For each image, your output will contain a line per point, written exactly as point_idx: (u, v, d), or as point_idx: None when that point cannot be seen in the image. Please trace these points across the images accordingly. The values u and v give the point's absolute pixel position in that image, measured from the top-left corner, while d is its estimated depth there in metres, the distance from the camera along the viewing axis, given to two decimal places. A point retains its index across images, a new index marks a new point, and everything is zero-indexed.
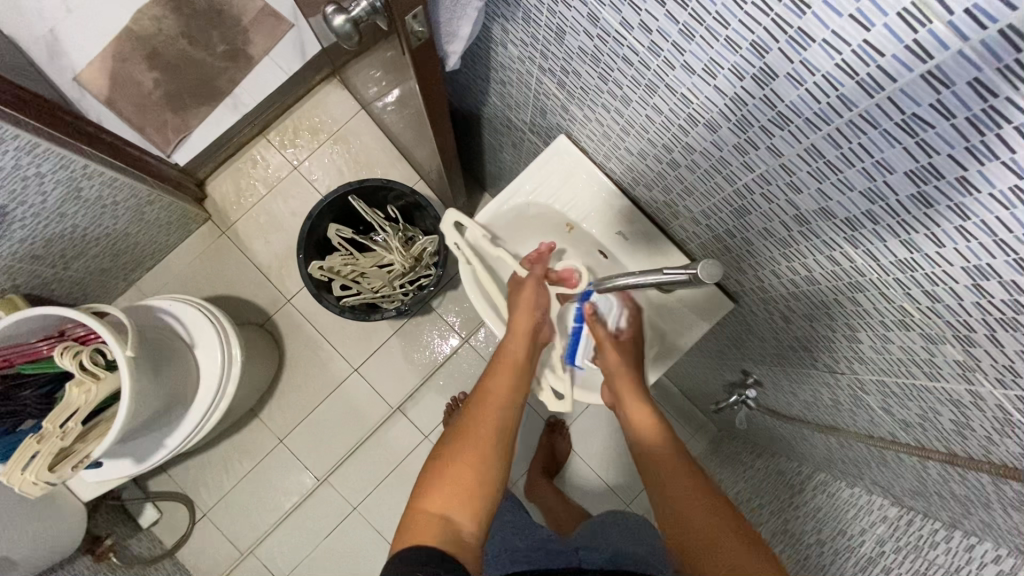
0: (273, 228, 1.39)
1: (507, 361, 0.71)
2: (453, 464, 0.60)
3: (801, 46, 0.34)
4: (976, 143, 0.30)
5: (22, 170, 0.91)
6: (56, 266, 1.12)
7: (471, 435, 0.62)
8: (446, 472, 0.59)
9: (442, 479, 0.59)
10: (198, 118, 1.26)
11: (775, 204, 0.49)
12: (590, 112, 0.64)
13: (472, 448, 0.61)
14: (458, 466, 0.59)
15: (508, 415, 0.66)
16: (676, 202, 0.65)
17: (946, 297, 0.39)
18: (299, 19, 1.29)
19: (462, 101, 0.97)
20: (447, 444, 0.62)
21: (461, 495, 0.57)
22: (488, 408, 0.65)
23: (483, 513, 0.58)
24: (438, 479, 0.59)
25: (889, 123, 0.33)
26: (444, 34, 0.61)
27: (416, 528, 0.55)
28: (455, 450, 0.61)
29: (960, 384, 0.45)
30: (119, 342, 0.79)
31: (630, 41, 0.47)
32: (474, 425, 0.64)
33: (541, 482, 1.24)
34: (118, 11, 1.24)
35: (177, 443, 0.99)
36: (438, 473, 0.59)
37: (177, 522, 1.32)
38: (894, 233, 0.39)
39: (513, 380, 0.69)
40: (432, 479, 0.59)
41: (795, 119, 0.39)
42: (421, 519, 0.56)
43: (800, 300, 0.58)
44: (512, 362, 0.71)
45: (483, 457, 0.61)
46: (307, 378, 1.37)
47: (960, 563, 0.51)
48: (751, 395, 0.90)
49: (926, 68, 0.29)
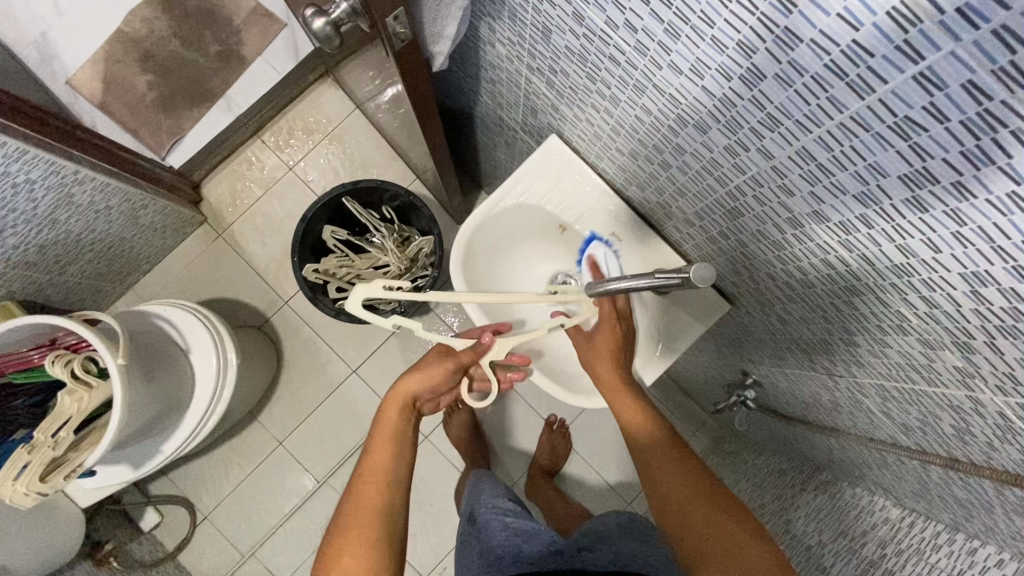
0: (269, 230, 1.38)
1: (383, 433, 0.70)
2: (341, 554, 0.58)
3: (788, 46, 0.33)
4: (971, 148, 0.28)
5: (11, 176, 0.90)
6: (51, 273, 1.12)
7: (355, 521, 0.61)
8: (336, 564, 0.57)
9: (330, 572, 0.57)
10: (192, 121, 1.25)
11: (768, 206, 0.48)
12: (579, 112, 0.63)
13: (355, 536, 0.59)
14: (344, 555, 0.58)
15: (393, 494, 0.65)
16: (669, 203, 0.64)
17: (944, 303, 0.38)
18: (291, 18, 1.27)
19: (455, 101, 0.96)
20: (332, 539, 0.61)
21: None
22: (370, 483, 0.65)
23: None
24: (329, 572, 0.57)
25: (881, 126, 0.32)
26: (429, 34, 0.60)
27: None
28: (340, 540, 0.59)
29: (960, 390, 0.44)
30: (110, 350, 0.78)
31: (616, 41, 0.46)
32: (357, 506, 0.62)
33: (541, 481, 1.24)
34: (108, 13, 1.22)
35: (173, 448, 0.98)
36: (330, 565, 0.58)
37: (177, 526, 1.32)
38: (889, 238, 0.38)
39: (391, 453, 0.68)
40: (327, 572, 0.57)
41: (785, 120, 0.38)
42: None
43: (797, 302, 0.57)
44: (387, 439, 0.69)
45: (369, 541, 0.59)
46: (306, 380, 1.36)
47: (963, 567, 0.50)
48: (750, 396, 0.88)
49: (917, 70, 0.28)
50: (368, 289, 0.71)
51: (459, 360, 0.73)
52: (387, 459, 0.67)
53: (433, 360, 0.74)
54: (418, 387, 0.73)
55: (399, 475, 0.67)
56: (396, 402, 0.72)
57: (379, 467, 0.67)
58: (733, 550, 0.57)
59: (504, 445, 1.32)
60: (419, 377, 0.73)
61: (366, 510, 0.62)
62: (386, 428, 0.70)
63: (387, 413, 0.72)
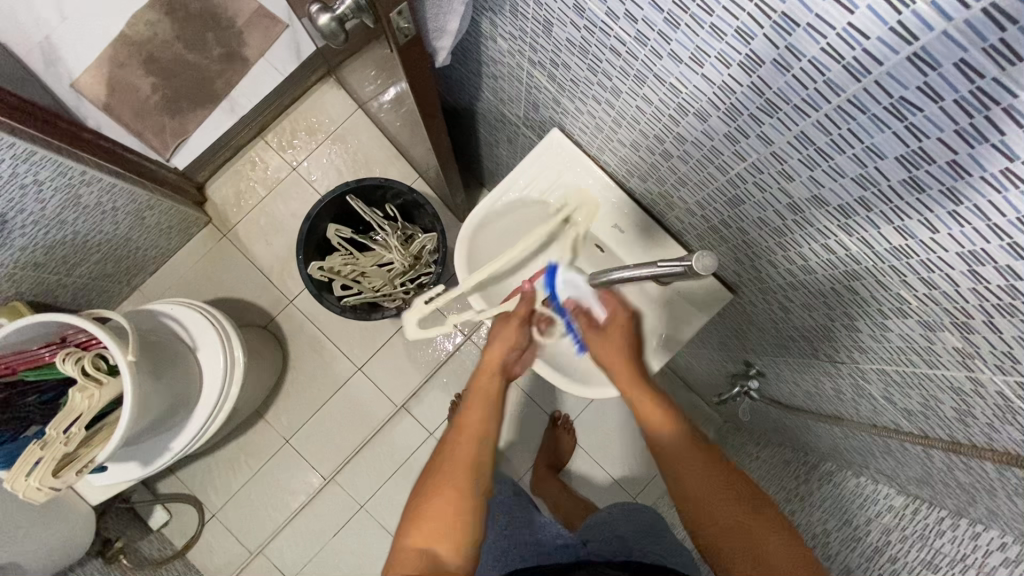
0: (273, 230, 1.39)
1: (483, 388, 0.71)
2: (432, 500, 0.60)
3: (785, 31, 0.33)
4: (965, 127, 0.29)
5: (19, 177, 0.91)
6: (58, 273, 1.13)
7: (449, 464, 0.63)
8: (426, 510, 0.59)
9: (422, 512, 0.59)
10: (196, 122, 1.26)
11: (768, 193, 0.49)
12: (581, 105, 0.64)
13: (449, 480, 0.61)
14: (438, 496, 0.60)
15: (485, 443, 0.65)
16: (671, 194, 0.65)
17: (943, 283, 0.39)
18: (293, 19, 1.28)
19: (457, 98, 0.97)
20: (429, 478, 0.63)
21: (444, 529, 0.58)
22: (463, 436, 0.66)
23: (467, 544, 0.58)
24: (421, 515, 0.59)
25: (877, 108, 0.33)
26: (432, 30, 0.61)
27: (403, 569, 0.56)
28: (432, 486, 0.61)
29: (959, 371, 0.45)
30: (120, 347, 0.79)
31: (617, 31, 0.46)
32: (451, 456, 0.63)
33: (546, 476, 1.24)
34: (112, 16, 1.23)
35: (182, 445, 0.99)
36: (422, 508, 0.60)
37: (186, 524, 1.33)
38: (888, 220, 0.39)
39: (487, 409, 0.68)
40: (417, 514, 0.60)
41: (783, 106, 0.39)
42: (406, 553, 0.58)
43: (799, 290, 0.57)
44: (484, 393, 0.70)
45: (461, 486, 0.61)
46: (312, 378, 1.37)
47: (966, 551, 0.51)
48: (753, 386, 0.89)
49: (911, 51, 0.28)
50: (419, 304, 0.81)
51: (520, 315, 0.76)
52: (482, 411, 0.68)
53: (500, 324, 0.76)
54: (500, 356, 0.74)
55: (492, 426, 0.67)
56: (491, 368, 0.73)
57: (475, 418, 0.67)
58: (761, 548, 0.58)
59: (508, 440, 1.33)
60: (501, 342, 0.74)
61: (460, 461, 0.63)
62: (483, 386, 0.71)
63: (481, 374, 0.73)
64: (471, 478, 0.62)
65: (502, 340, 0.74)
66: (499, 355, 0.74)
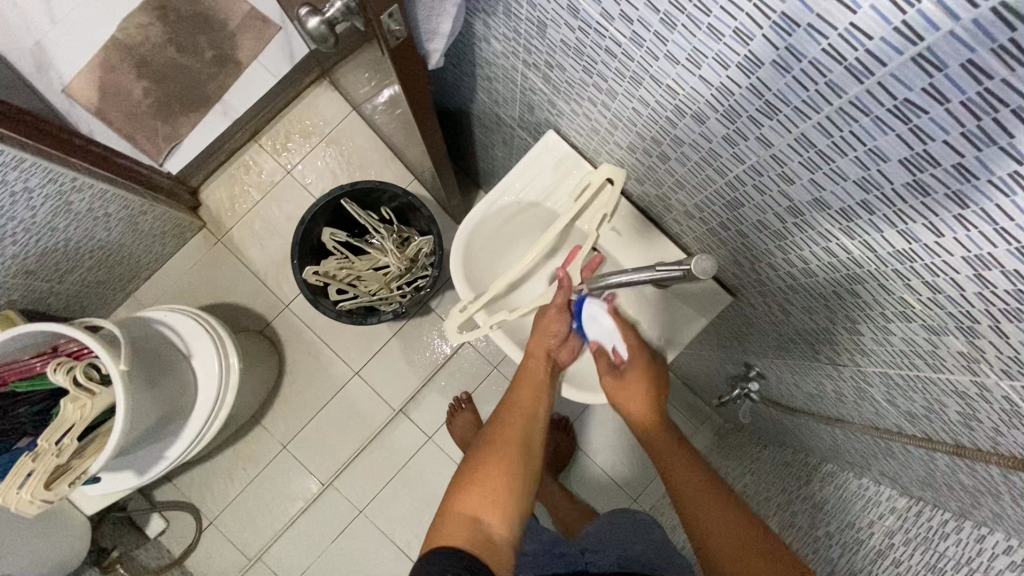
0: (268, 234, 1.38)
1: (530, 374, 0.73)
2: (484, 465, 0.61)
3: (785, 32, 0.32)
4: (972, 129, 0.28)
5: (9, 185, 0.90)
6: (51, 280, 1.12)
7: (499, 440, 0.64)
8: (476, 475, 0.60)
9: (472, 481, 0.60)
10: (188, 126, 1.24)
11: (768, 195, 0.48)
12: (577, 106, 0.63)
13: (501, 453, 0.62)
14: (489, 467, 0.61)
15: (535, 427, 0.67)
16: (669, 196, 0.64)
17: (947, 287, 0.38)
18: (285, 21, 1.27)
19: (451, 99, 0.96)
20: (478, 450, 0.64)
21: (493, 499, 0.58)
22: (513, 415, 0.68)
23: (513, 515, 0.58)
24: (470, 480, 0.60)
25: (880, 110, 0.32)
26: (424, 32, 0.60)
27: (448, 528, 0.56)
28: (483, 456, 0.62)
29: (964, 375, 0.44)
30: (112, 357, 0.78)
31: (612, 33, 0.45)
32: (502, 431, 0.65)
33: (546, 481, 1.20)
34: (103, 20, 1.22)
35: (177, 454, 0.98)
36: (471, 474, 0.60)
37: (183, 532, 1.32)
38: (890, 223, 0.38)
39: (536, 393, 0.71)
40: (466, 480, 0.60)
41: (784, 107, 0.38)
42: (453, 518, 0.56)
43: (799, 292, 0.57)
44: (533, 378, 0.72)
45: (512, 461, 0.62)
46: (309, 383, 1.36)
47: (971, 555, 0.50)
48: (754, 387, 0.88)
49: (916, 51, 0.27)
50: (456, 317, 0.76)
51: (558, 304, 0.73)
52: (531, 396, 0.70)
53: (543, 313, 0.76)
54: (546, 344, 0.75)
55: (539, 413, 0.69)
56: (538, 356, 0.74)
57: (525, 401, 0.69)
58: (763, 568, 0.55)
59: None
60: (547, 331, 0.75)
61: (511, 436, 0.65)
62: (530, 372, 0.73)
63: (528, 361, 0.74)
64: (521, 456, 0.63)
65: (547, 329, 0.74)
66: (543, 344, 0.75)
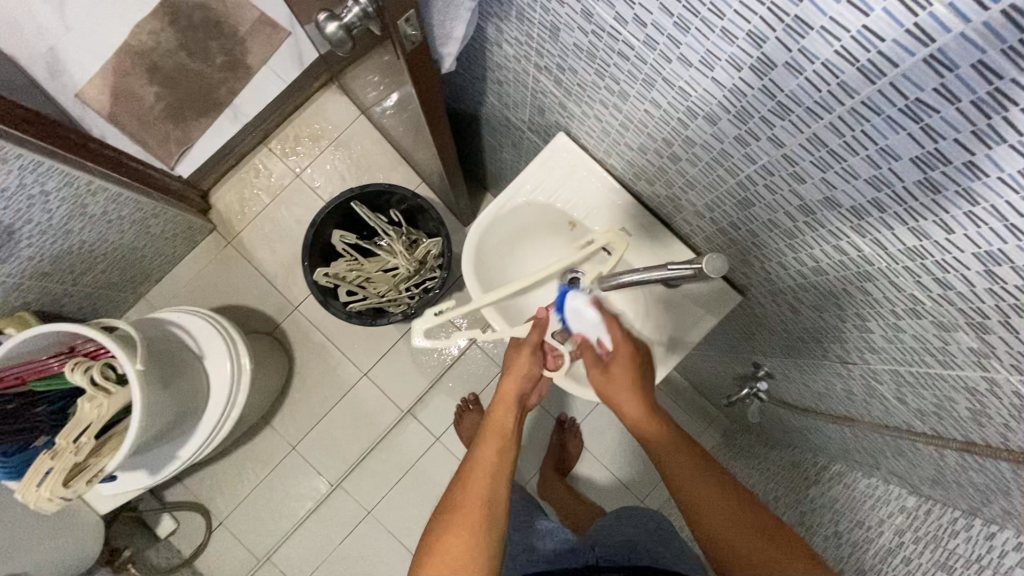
0: (278, 237, 1.39)
1: (497, 425, 0.71)
2: (445, 536, 0.61)
3: (798, 34, 0.33)
4: (982, 127, 0.29)
5: (26, 188, 0.92)
6: (65, 282, 1.13)
7: (461, 505, 0.63)
8: (438, 546, 0.61)
9: (433, 557, 0.60)
10: (199, 130, 1.26)
11: (779, 194, 0.48)
12: (588, 109, 0.63)
13: (461, 520, 0.62)
14: (450, 538, 0.61)
15: (498, 482, 0.66)
16: (679, 196, 0.65)
17: (958, 284, 0.39)
18: (295, 27, 1.29)
19: (461, 103, 0.97)
20: (441, 518, 0.64)
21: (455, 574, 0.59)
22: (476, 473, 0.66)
23: None
24: (432, 552, 0.61)
25: (892, 110, 0.33)
26: (438, 36, 0.61)
27: None
28: (446, 523, 0.62)
29: (974, 371, 0.44)
30: (128, 356, 0.79)
31: (625, 35, 0.46)
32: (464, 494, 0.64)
33: (552, 479, 1.24)
34: (116, 27, 1.24)
35: (190, 453, 0.99)
36: (433, 546, 0.61)
37: (194, 532, 1.33)
38: (901, 221, 0.38)
39: (500, 446, 0.68)
40: (430, 548, 0.61)
41: (795, 108, 0.39)
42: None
43: (808, 291, 0.57)
44: (500, 431, 0.70)
45: (472, 528, 0.61)
46: (318, 384, 1.37)
47: (980, 552, 0.50)
48: (762, 388, 0.88)
49: (928, 52, 0.28)
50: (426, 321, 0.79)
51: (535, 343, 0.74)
52: (496, 449, 0.68)
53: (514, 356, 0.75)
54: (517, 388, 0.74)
55: (504, 467, 0.67)
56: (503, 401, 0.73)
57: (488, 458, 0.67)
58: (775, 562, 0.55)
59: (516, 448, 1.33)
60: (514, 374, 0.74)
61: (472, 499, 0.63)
62: (497, 422, 0.71)
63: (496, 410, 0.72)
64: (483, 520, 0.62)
65: (516, 371, 0.74)
66: (515, 390, 0.74)
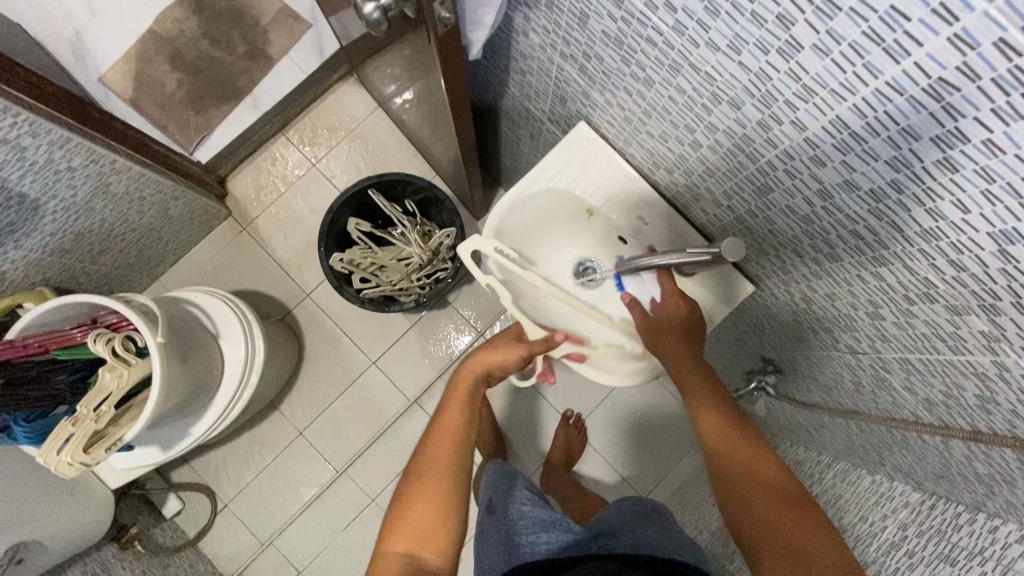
0: (292, 225, 1.41)
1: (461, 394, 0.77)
2: (415, 503, 0.65)
3: (826, 16, 0.35)
4: (1001, 105, 0.31)
5: (54, 163, 0.94)
6: (84, 260, 1.16)
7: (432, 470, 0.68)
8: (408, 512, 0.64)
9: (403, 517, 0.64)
10: (220, 117, 1.28)
11: (799, 179, 0.50)
12: (612, 97, 0.65)
13: (431, 484, 0.66)
14: (418, 504, 0.65)
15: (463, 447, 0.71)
16: (699, 184, 0.66)
17: (972, 266, 0.40)
18: (317, 19, 1.31)
19: (482, 94, 0.99)
20: (407, 487, 0.68)
21: (424, 537, 0.62)
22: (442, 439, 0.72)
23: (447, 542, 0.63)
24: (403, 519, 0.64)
25: (914, 90, 0.34)
26: (468, 21, 0.63)
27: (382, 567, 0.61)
28: (416, 488, 0.67)
29: (985, 356, 0.46)
30: (150, 329, 0.81)
31: (654, 22, 0.48)
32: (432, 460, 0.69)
33: (559, 476, 1.25)
34: (142, 13, 1.26)
35: (202, 430, 1.01)
36: (401, 512, 0.65)
37: (198, 514, 1.34)
38: (919, 202, 0.40)
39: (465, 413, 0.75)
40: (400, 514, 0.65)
41: (820, 91, 0.40)
42: (386, 561, 0.61)
43: (823, 278, 0.59)
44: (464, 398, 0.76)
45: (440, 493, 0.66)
46: (327, 371, 1.39)
47: (984, 545, 0.49)
48: (770, 383, 0.91)
49: (952, 31, 0.30)
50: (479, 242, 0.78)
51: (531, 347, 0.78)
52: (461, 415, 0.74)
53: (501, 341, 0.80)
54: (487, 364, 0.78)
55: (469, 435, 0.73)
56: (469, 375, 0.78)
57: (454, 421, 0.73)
58: (798, 546, 0.55)
59: (521, 440, 1.34)
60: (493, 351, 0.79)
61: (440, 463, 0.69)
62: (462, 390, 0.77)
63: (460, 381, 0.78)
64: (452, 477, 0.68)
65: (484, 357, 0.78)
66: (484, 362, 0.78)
